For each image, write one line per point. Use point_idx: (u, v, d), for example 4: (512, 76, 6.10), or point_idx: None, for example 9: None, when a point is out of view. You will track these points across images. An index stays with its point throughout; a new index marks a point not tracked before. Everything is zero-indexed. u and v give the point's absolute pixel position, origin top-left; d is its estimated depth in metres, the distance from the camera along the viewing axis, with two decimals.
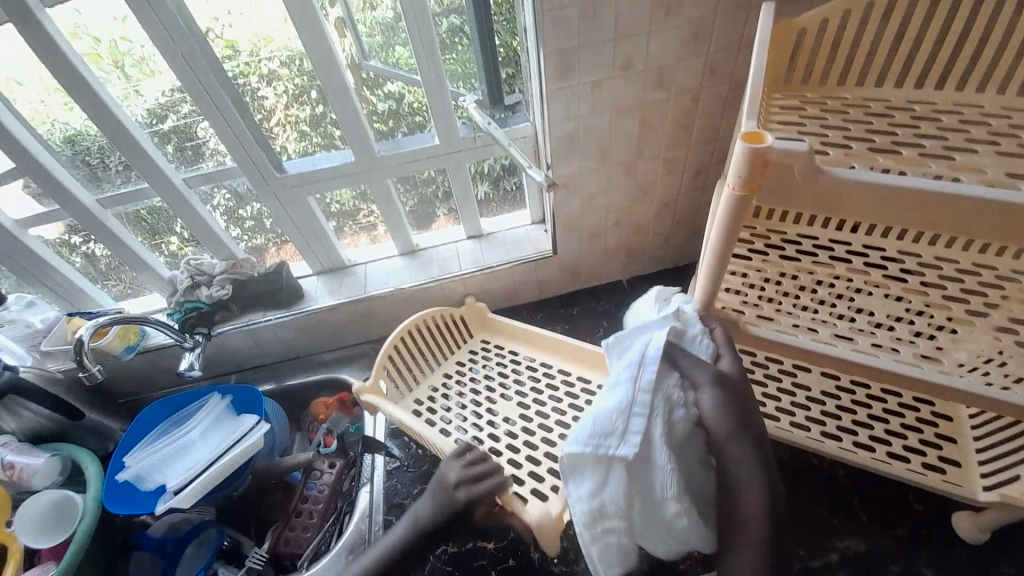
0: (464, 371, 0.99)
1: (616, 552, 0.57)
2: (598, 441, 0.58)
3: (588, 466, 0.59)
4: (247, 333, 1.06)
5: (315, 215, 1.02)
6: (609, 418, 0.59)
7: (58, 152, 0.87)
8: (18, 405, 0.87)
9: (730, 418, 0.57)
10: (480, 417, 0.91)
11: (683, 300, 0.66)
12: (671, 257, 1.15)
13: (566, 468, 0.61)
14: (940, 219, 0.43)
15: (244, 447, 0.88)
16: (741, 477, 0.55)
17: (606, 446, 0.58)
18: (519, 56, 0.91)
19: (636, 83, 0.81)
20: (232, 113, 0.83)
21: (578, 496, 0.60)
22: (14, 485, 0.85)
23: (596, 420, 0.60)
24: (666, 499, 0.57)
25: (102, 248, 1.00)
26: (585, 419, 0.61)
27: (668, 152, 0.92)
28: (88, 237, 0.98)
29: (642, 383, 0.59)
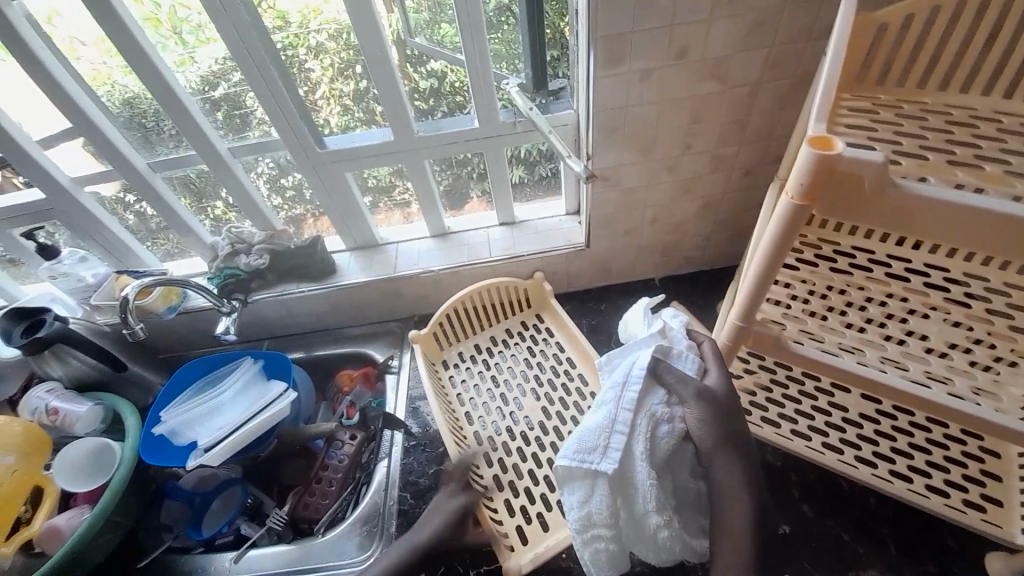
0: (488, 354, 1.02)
1: (607, 557, 0.60)
2: (582, 456, 0.62)
3: (577, 478, 0.63)
4: (280, 303, 1.09)
5: (351, 191, 1.03)
6: (593, 434, 0.64)
7: (115, 114, 0.90)
8: (67, 353, 0.92)
9: (714, 434, 0.60)
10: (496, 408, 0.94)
11: (671, 321, 0.71)
12: (708, 258, 1.10)
13: (558, 478, 0.64)
14: (1016, 246, 0.39)
15: (271, 413, 0.91)
16: (722, 492, 0.58)
17: (590, 460, 0.62)
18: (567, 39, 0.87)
19: (689, 74, 0.76)
20: (277, 83, 0.84)
21: (569, 505, 0.62)
22: (57, 429, 0.91)
23: (582, 436, 0.64)
24: (648, 511, 0.61)
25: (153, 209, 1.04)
26: (572, 433, 0.65)
27: (717, 149, 0.87)
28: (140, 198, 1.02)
29: (626, 402, 0.64)
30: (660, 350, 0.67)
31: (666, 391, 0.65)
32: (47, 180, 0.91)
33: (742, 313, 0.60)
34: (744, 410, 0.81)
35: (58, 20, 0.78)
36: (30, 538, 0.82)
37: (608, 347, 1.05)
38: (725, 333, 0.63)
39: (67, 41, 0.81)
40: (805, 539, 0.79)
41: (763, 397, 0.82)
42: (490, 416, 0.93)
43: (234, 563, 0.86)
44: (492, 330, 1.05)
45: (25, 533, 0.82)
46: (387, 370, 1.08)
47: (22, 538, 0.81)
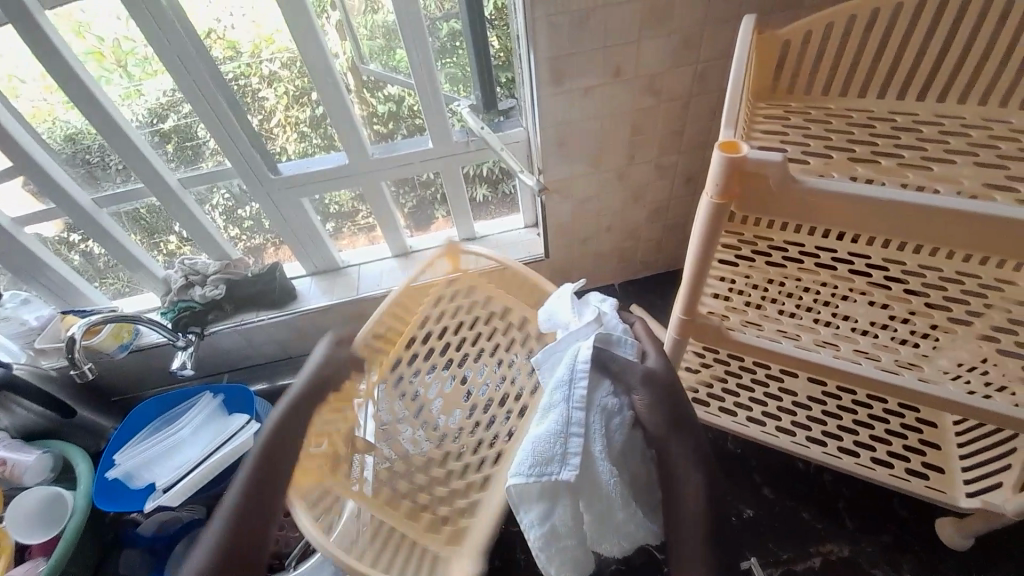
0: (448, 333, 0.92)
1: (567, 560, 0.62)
2: (540, 468, 0.60)
3: (535, 496, 0.61)
4: (240, 333, 1.07)
5: (310, 216, 1.03)
6: (546, 441, 0.62)
7: (56, 150, 0.88)
8: (11, 402, 0.89)
9: (660, 416, 0.62)
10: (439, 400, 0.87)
11: (603, 303, 0.76)
12: (663, 262, 1.16)
13: (515, 498, 0.62)
14: (903, 228, 0.44)
15: (233, 447, 0.88)
16: (671, 470, 0.59)
17: (549, 471, 0.60)
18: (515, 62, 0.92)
19: (626, 90, 0.82)
20: (228, 112, 0.85)
21: (530, 521, 0.62)
22: (7, 482, 0.86)
23: (534, 446, 0.62)
24: (615, 508, 0.64)
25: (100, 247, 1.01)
26: (522, 448, 0.63)
27: (661, 157, 0.93)
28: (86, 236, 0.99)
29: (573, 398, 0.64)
30: (601, 338, 0.69)
31: (613, 382, 0.67)
32: None
33: (686, 308, 0.63)
34: (701, 402, 0.85)
35: None
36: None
37: None
38: (675, 327, 0.67)
39: (4, 79, 0.79)
40: (770, 523, 0.83)
41: (719, 388, 0.86)
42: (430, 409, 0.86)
43: None
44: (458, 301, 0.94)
45: None
46: None
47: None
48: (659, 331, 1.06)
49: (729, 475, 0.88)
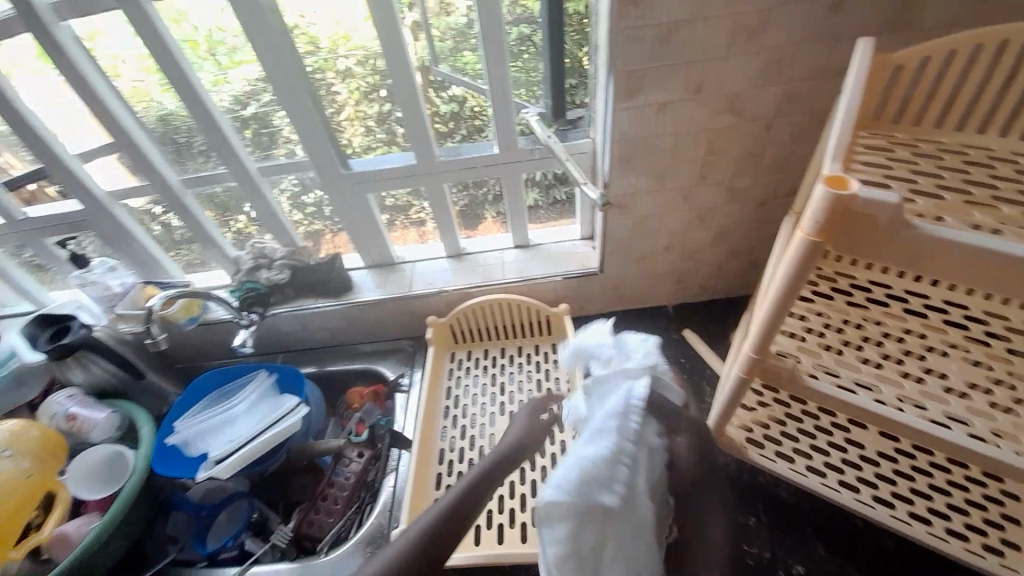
0: (501, 359, 1.11)
1: None
2: (580, 488, 0.54)
3: (566, 517, 0.54)
4: (298, 317, 1.12)
5: (371, 210, 1.06)
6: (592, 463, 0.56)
7: (150, 128, 0.94)
8: (88, 359, 0.96)
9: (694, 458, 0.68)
10: (482, 407, 1.04)
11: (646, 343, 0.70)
12: (722, 287, 1.10)
13: (538, 517, 0.55)
14: (1014, 286, 0.40)
15: (283, 427, 0.92)
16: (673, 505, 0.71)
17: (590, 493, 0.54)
18: (586, 69, 0.90)
19: (705, 107, 0.78)
20: (308, 105, 0.88)
21: (548, 540, 0.55)
22: (75, 436, 0.93)
23: (578, 469, 0.55)
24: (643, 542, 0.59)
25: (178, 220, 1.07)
26: (562, 466, 0.56)
27: (733, 180, 0.88)
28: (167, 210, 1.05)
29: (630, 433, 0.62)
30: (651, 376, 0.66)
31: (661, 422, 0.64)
32: (86, 192, 0.96)
33: (755, 346, 0.59)
34: (756, 443, 0.80)
35: (99, 40, 0.83)
36: (38, 544, 0.81)
37: None
38: (741, 365, 0.63)
39: (108, 61, 0.85)
40: None
41: (777, 430, 0.80)
42: (481, 401, 1.04)
43: None
44: (505, 343, 1.13)
45: (36, 539, 0.81)
46: (398, 388, 1.10)
47: (32, 544, 0.80)
48: (712, 359, 1.01)
49: (778, 525, 0.82)
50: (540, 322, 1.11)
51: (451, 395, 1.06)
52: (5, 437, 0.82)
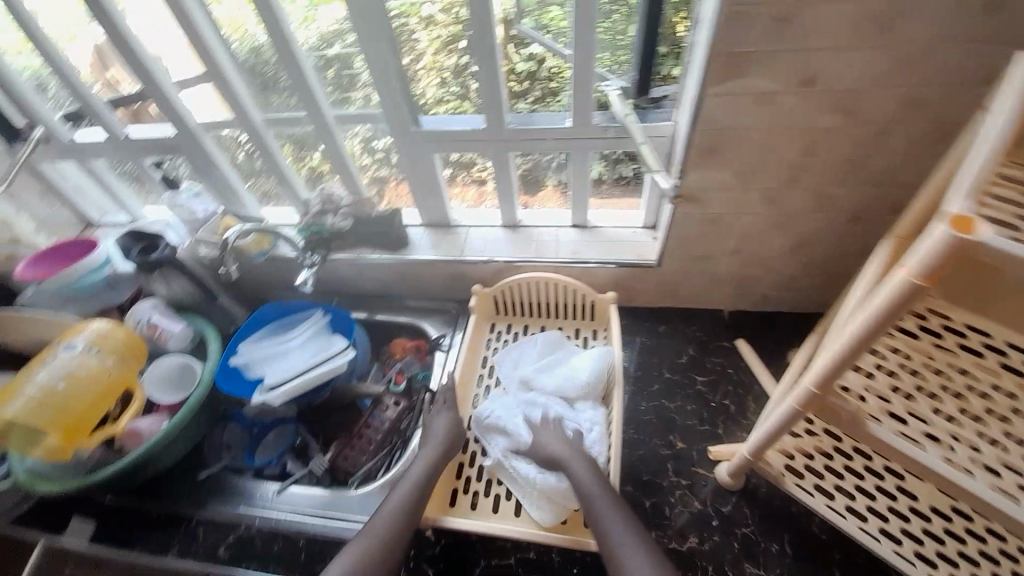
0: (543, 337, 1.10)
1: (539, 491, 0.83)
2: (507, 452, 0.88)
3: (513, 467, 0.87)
4: (354, 265, 1.17)
5: (435, 169, 1.06)
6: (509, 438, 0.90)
7: (241, 60, 0.97)
8: (169, 276, 1.05)
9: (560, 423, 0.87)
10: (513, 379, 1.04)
11: (537, 375, 0.97)
12: (789, 300, 1.02)
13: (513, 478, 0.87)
14: None
15: (331, 367, 0.99)
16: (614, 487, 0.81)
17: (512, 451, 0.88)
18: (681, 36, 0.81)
19: (811, 103, 0.69)
20: (388, 54, 0.87)
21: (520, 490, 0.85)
22: (152, 343, 1.04)
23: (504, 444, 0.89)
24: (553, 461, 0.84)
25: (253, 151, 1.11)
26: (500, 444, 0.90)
27: (826, 187, 0.79)
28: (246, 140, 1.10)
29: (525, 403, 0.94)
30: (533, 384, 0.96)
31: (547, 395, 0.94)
32: (179, 120, 1.03)
33: (819, 383, 0.54)
34: (797, 472, 0.77)
35: None
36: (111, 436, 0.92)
37: (660, 371, 0.99)
38: (797, 397, 0.58)
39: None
40: None
41: (821, 463, 0.77)
42: None
43: (277, 495, 0.95)
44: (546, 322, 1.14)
45: (108, 431, 0.91)
46: (438, 347, 1.13)
47: (105, 435, 0.90)
48: (762, 376, 0.95)
49: (804, 560, 0.77)
50: (584, 308, 1.10)
51: (486, 364, 1.07)
52: (93, 336, 0.93)
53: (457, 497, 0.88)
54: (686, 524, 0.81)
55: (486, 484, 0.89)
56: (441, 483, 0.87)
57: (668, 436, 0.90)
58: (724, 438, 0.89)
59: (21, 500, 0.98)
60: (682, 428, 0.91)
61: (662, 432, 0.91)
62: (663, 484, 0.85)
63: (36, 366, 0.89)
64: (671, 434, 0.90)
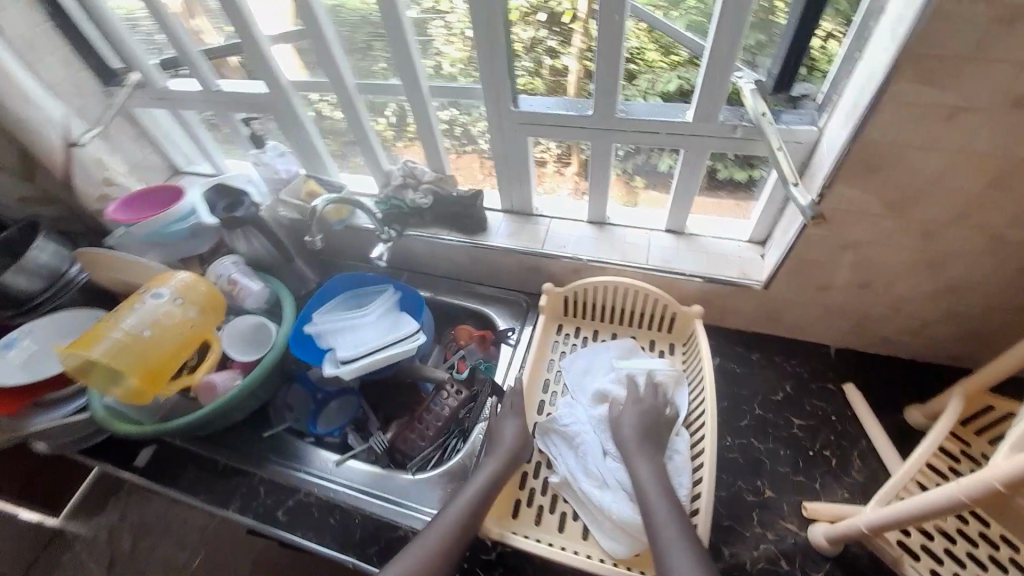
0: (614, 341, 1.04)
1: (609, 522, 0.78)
2: (579, 472, 0.83)
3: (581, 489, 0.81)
4: (428, 246, 1.13)
5: (526, 154, 0.99)
6: (579, 457, 0.85)
7: (338, 16, 0.92)
8: (251, 233, 1.05)
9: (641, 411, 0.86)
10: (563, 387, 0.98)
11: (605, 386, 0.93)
12: (912, 345, 0.91)
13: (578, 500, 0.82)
14: None
15: (401, 349, 0.96)
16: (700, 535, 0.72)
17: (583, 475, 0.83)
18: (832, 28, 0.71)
19: (1021, 126, 0.56)
20: (500, 29, 0.79)
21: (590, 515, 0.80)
22: (231, 299, 1.05)
23: (575, 463, 0.85)
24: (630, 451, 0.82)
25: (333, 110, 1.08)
26: (570, 461, 0.85)
27: (1006, 229, 0.67)
28: (325, 98, 1.06)
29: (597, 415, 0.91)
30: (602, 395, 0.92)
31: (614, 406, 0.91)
32: (272, 77, 1.01)
33: (1009, 484, 0.46)
34: (910, 551, 0.69)
35: None
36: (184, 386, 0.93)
37: (749, 407, 0.93)
38: (966, 490, 0.49)
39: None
40: None
41: (941, 545, 0.69)
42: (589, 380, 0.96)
43: (335, 466, 0.96)
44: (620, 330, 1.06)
45: (183, 381, 0.92)
46: (503, 340, 1.08)
47: (179, 386, 0.91)
48: (871, 430, 0.86)
49: None
50: (664, 321, 1.02)
51: (552, 369, 1.01)
52: (178, 287, 0.94)
53: (519, 509, 0.83)
54: None
55: (551, 500, 0.84)
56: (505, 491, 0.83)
57: (755, 480, 0.84)
58: (819, 493, 0.82)
59: (88, 434, 1.00)
60: (771, 474, 0.85)
61: (748, 475, 0.85)
62: (745, 533, 0.80)
63: (123, 309, 0.90)
64: (758, 479, 0.85)
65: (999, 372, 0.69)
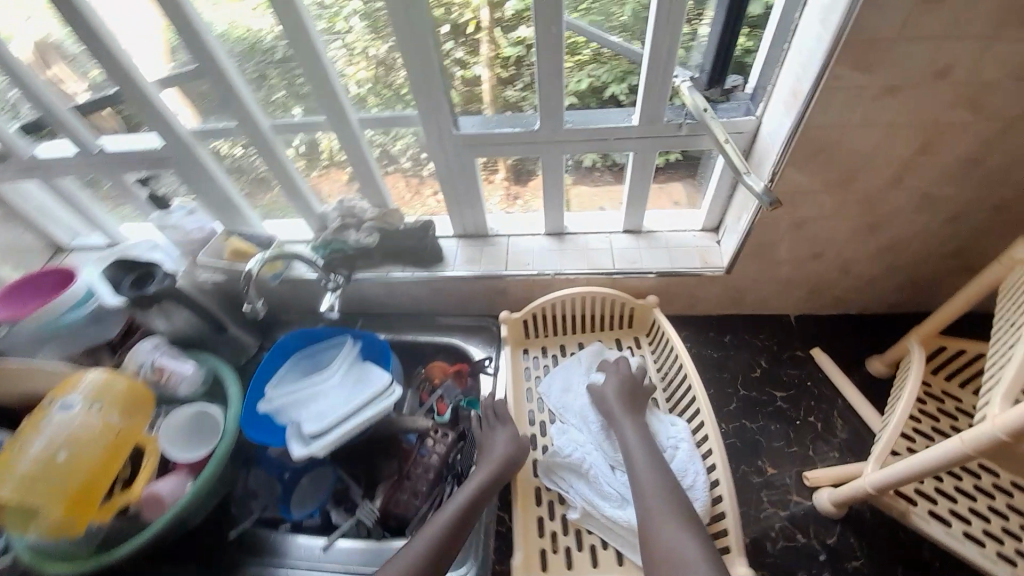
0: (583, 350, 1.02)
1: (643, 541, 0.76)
2: (601, 497, 0.81)
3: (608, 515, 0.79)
4: (381, 284, 1.04)
5: (476, 174, 0.94)
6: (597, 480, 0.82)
7: (231, 50, 0.80)
8: (171, 309, 0.91)
9: (622, 389, 0.87)
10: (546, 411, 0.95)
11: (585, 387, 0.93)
12: (860, 302, 0.99)
13: (606, 527, 0.79)
14: None
15: (380, 407, 0.86)
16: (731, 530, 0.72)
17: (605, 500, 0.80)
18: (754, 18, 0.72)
19: (941, 98, 0.61)
20: (431, 50, 0.74)
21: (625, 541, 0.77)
22: (160, 389, 0.89)
23: (595, 488, 0.82)
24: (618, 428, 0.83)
25: (242, 153, 0.94)
26: (588, 487, 0.82)
27: (932, 188, 0.73)
28: (228, 140, 0.92)
29: (591, 427, 0.88)
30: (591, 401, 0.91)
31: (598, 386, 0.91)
32: (168, 129, 0.87)
33: (1011, 431, 0.50)
34: (907, 498, 0.74)
35: None
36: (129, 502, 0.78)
37: (734, 389, 0.95)
38: (971, 441, 0.53)
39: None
40: None
41: (933, 487, 0.74)
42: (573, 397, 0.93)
43: (324, 552, 0.85)
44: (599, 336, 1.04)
45: (127, 496, 0.77)
46: (481, 370, 1.01)
47: (125, 501, 0.77)
48: (843, 388, 0.92)
49: None
50: (624, 316, 1.02)
51: (534, 398, 0.97)
52: (91, 389, 0.78)
53: (547, 558, 0.78)
54: (792, 557, 0.77)
55: (575, 537, 0.80)
56: (527, 540, 0.78)
57: (757, 461, 0.86)
58: (815, 460, 0.86)
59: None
60: (769, 451, 0.87)
61: (749, 456, 0.87)
62: (760, 515, 0.81)
63: (25, 432, 0.73)
64: (759, 459, 0.87)
65: (945, 318, 0.78)
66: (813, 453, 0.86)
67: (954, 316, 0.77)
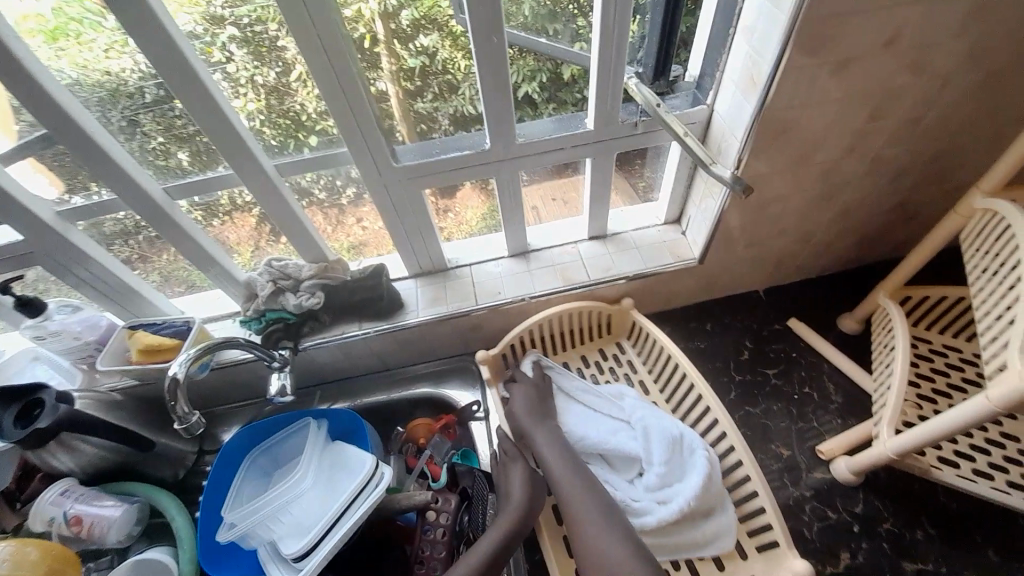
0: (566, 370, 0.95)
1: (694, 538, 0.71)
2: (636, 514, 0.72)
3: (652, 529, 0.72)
4: (339, 348, 0.91)
5: (425, 204, 0.83)
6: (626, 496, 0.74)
7: (88, 105, 0.63)
8: (76, 440, 0.72)
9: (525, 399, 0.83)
10: None
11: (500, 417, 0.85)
12: (819, 265, 1.01)
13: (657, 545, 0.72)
14: None
15: (372, 501, 0.72)
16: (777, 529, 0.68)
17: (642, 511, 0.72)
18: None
19: (888, 66, 0.62)
20: (354, 77, 0.63)
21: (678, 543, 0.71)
22: (82, 543, 0.70)
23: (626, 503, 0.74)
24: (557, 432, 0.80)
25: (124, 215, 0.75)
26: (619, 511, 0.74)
27: (880, 151, 0.75)
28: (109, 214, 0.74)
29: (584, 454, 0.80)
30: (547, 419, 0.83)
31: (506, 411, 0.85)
32: (20, 218, 0.67)
33: None
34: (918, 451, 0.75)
35: None
36: None
37: (729, 377, 0.94)
38: (999, 399, 0.53)
39: (20, 18, 0.54)
40: None
41: None
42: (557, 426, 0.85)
43: None
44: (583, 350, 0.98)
45: None
46: (471, 417, 0.91)
47: None
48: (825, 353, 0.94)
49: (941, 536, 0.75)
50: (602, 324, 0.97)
51: None
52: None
53: None
54: (828, 536, 0.76)
55: None
56: None
57: (770, 446, 0.85)
58: (821, 431, 0.86)
59: None
60: (779, 433, 0.87)
61: (762, 443, 0.86)
62: (787, 501, 0.80)
63: None
64: (771, 444, 0.86)
65: (912, 267, 0.81)
66: (817, 424, 0.87)
67: (920, 264, 0.80)
